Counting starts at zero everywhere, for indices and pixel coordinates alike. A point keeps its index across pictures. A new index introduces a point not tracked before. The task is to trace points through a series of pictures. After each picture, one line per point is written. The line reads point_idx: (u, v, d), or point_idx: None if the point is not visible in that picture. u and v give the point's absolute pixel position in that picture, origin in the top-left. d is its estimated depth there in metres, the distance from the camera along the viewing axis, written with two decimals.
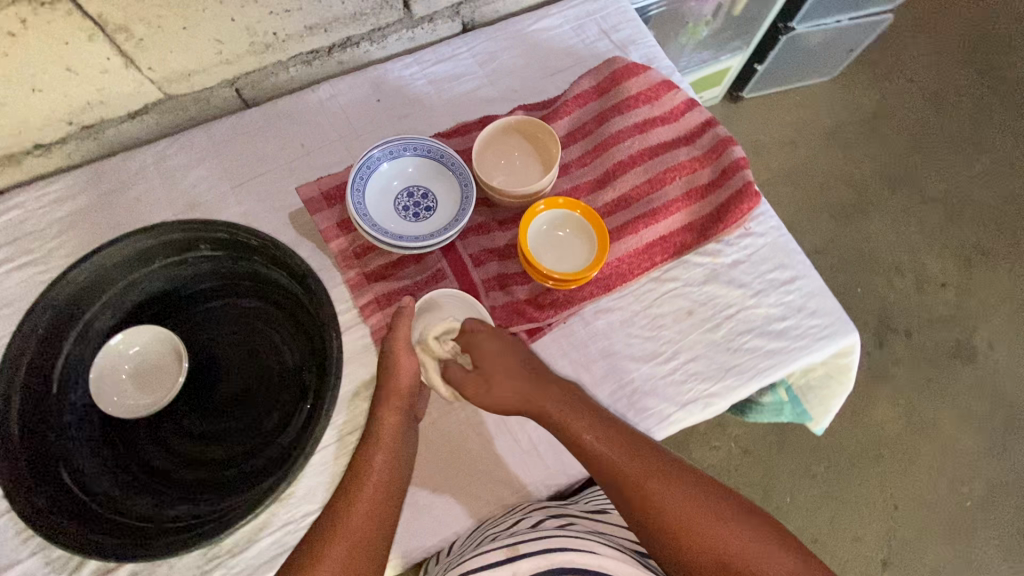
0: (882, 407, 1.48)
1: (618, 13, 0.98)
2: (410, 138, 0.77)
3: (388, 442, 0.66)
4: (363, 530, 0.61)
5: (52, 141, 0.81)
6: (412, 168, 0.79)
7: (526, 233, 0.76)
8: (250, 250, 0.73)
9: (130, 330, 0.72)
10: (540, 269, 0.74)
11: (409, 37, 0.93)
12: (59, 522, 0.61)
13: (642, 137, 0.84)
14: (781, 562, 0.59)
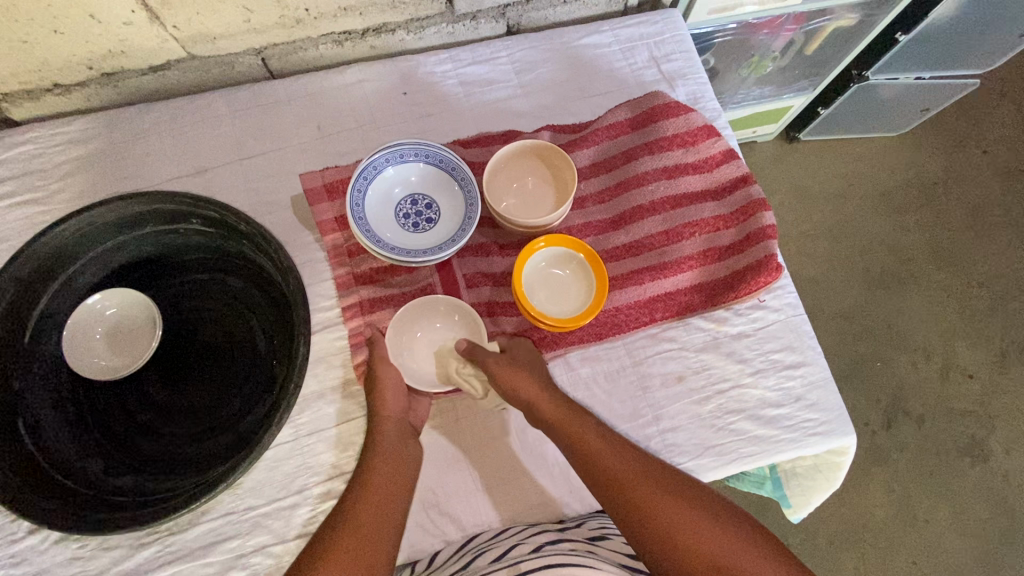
0: (873, 491, 1.41)
1: (674, 42, 0.91)
2: (419, 145, 0.73)
3: (393, 447, 0.66)
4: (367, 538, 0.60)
5: (71, 82, 0.80)
6: (416, 177, 0.75)
7: (521, 270, 0.72)
8: (240, 233, 0.71)
9: (106, 292, 0.71)
10: (529, 311, 0.70)
11: (447, 32, 0.89)
12: (5, 476, 0.61)
13: (669, 183, 0.79)
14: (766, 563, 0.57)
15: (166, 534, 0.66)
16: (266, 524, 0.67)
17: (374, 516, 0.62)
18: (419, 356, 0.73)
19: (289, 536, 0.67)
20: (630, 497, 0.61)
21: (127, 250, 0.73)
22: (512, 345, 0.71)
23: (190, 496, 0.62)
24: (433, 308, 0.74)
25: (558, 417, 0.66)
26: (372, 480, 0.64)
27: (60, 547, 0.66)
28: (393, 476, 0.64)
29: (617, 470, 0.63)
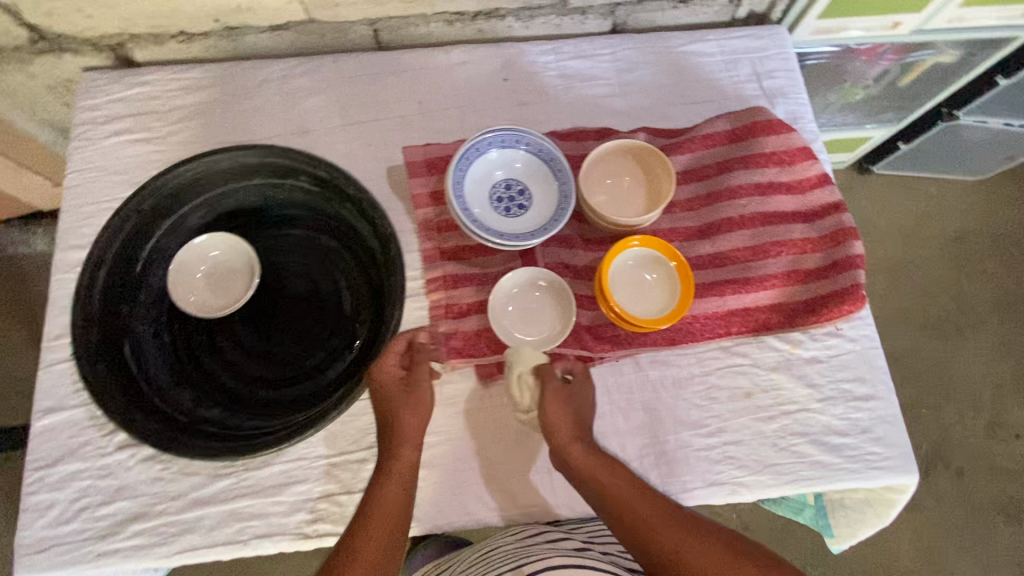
0: (900, 535, 1.39)
1: (779, 60, 0.91)
2: (526, 132, 0.74)
3: (399, 487, 0.64)
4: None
5: (196, 32, 0.84)
6: (519, 164, 0.77)
7: (611, 261, 0.73)
8: (344, 196, 0.74)
9: (214, 235, 0.74)
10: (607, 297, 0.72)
11: (555, 24, 0.90)
12: (112, 392, 0.65)
13: (761, 200, 0.79)
14: None
15: (241, 469, 0.70)
16: (333, 473, 0.70)
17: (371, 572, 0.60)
18: (509, 320, 0.75)
19: (353, 489, 0.70)
20: (676, 565, 0.59)
21: (234, 197, 0.76)
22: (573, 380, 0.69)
23: (277, 437, 0.66)
24: (533, 283, 0.76)
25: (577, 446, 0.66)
26: (372, 528, 0.62)
27: (145, 465, 0.70)
28: (394, 516, 0.63)
29: (658, 531, 0.61)
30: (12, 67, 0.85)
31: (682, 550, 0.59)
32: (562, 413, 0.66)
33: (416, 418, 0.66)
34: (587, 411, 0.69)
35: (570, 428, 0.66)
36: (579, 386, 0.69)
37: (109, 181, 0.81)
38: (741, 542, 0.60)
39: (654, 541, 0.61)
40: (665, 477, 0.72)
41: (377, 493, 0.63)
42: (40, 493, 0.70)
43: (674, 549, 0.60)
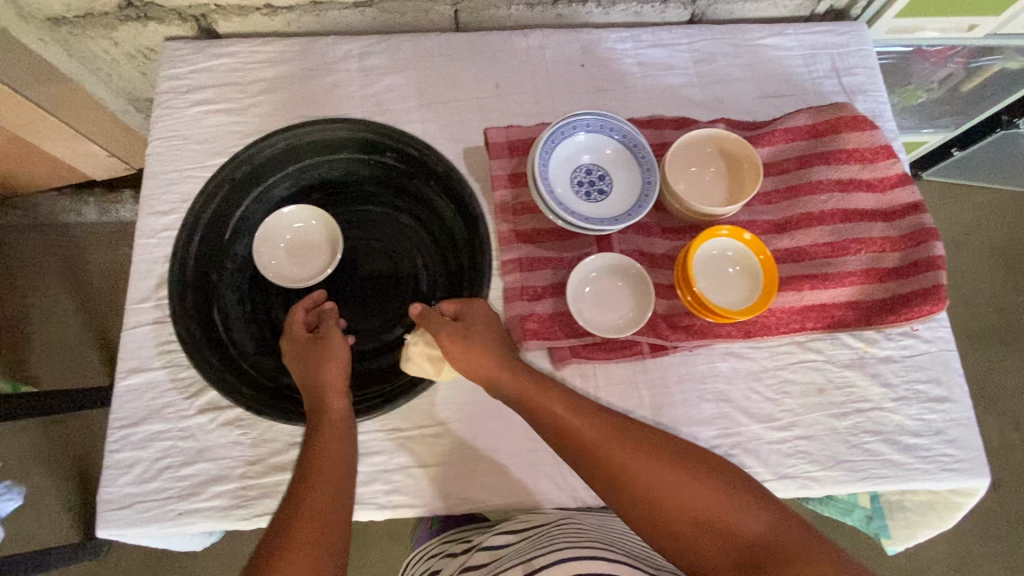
0: (936, 544, 1.38)
1: (858, 57, 0.90)
2: (620, 121, 0.74)
3: (337, 431, 0.62)
4: (315, 535, 0.54)
5: (281, 5, 0.84)
6: (609, 151, 0.76)
7: (698, 245, 0.73)
8: (429, 173, 0.75)
9: (301, 207, 0.75)
10: (687, 279, 0.72)
11: (635, 12, 0.89)
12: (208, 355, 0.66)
13: (841, 197, 0.78)
14: (707, 489, 0.56)
15: None
16: (409, 446, 0.72)
17: (319, 516, 0.56)
18: (584, 302, 0.75)
19: (428, 463, 0.71)
20: (627, 484, 0.58)
21: (319, 170, 0.77)
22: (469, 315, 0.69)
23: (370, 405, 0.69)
24: (614, 272, 0.76)
25: (501, 369, 0.66)
26: (319, 474, 0.59)
27: (225, 429, 0.72)
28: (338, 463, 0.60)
29: (605, 455, 0.60)
30: (98, 33, 0.86)
31: (631, 468, 0.58)
32: (477, 343, 0.67)
33: (332, 363, 0.65)
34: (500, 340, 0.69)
35: (487, 357, 0.66)
36: (474, 317, 0.69)
37: (191, 150, 0.82)
38: (675, 444, 0.61)
39: (606, 465, 0.60)
40: (737, 468, 0.72)
41: (320, 439, 0.61)
42: (124, 452, 0.71)
43: (625, 470, 0.58)
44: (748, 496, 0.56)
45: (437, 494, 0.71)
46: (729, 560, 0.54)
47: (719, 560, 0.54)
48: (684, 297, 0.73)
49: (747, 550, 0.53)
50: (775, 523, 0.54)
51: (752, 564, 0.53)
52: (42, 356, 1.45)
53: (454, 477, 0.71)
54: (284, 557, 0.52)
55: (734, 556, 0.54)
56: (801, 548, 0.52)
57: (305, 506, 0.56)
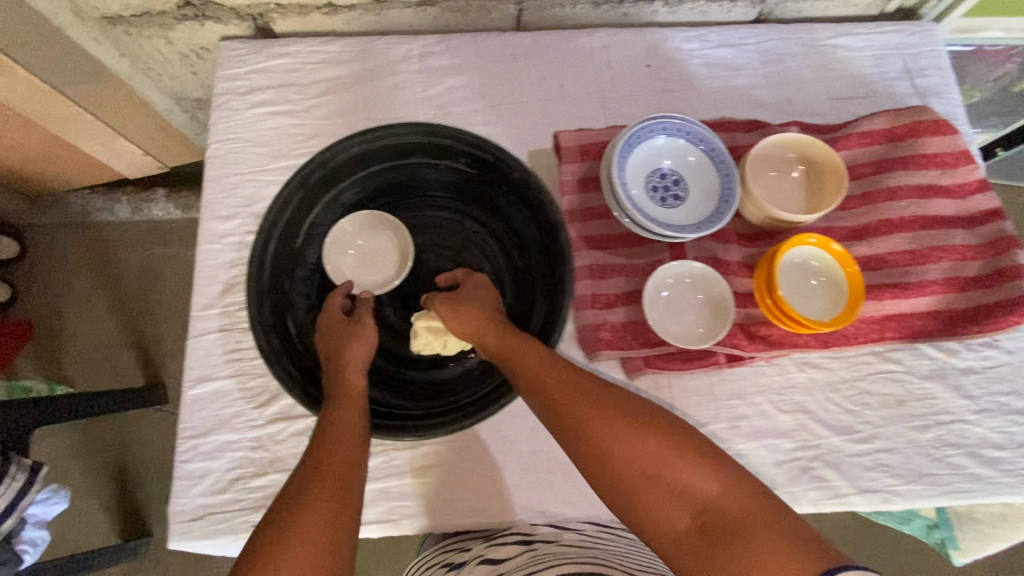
0: None
1: (930, 58, 0.88)
2: (708, 130, 0.72)
3: (354, 402, 0.60)
4: (334, 498, 0.51)
5: (343, 4, 0.82)
6: (692, 158, 0.74)
7: (786, 250, 0.70)
8: (504, 179, 0.73)
9: (372, 212, 0.73)
10: (774, 283, 0.69)
11: (701, 11, 0.87)
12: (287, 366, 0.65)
13: (921, 203, 0.76)
14: (672, 460, 0.50)
15: (393, 449, 0.71)
16: (483, 457, 0.71)
17: (337, 478, 0.53)
18: (660, 310, 0.73)
19: (504, 474, 0.71)
20: (579, 433, 0.54)
21: (388, 175, 0.75)
22: (470, 289, 0.68)
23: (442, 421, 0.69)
24: (691, 281, 0.73)
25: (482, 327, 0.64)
26: (330, 442, 0.56)
27: (297, 440, 0.71)
28: (352, 433, 0.58)
29: (563, 401, 0.55)
30: (153, 33, 0.84)
31: (585, 417, 0.54)
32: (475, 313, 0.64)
33: (359, 342, 0.64)
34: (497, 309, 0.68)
35: (478, 324, 0.64)
36: (479, 289, 0.69)
37: (252, 153, 0.80)
38: (637, 398, 0.56)
39: (561, 411, 0.55)
40: (817, 481, 0.71)
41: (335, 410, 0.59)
42: (195, 462, 0.70)
43: (579, 419, 0.54)
44: (715, 466, 0.50)
45: (512, 506, 0.70)
46: (678, 520, 0.49)
47: (666, 519, 0.49)
48: (766, 301, 0.71)
49: (698, 511, 0.48)
50: (736, 492, 0.49)
51: (702, 526, 0.48)
52: (75, 357, 1.41)
53: (528, 488, 0.70)
54: (291, 521, 0.48)
55: (686, 520, 0.49)
56: (757, 516, 0.47)
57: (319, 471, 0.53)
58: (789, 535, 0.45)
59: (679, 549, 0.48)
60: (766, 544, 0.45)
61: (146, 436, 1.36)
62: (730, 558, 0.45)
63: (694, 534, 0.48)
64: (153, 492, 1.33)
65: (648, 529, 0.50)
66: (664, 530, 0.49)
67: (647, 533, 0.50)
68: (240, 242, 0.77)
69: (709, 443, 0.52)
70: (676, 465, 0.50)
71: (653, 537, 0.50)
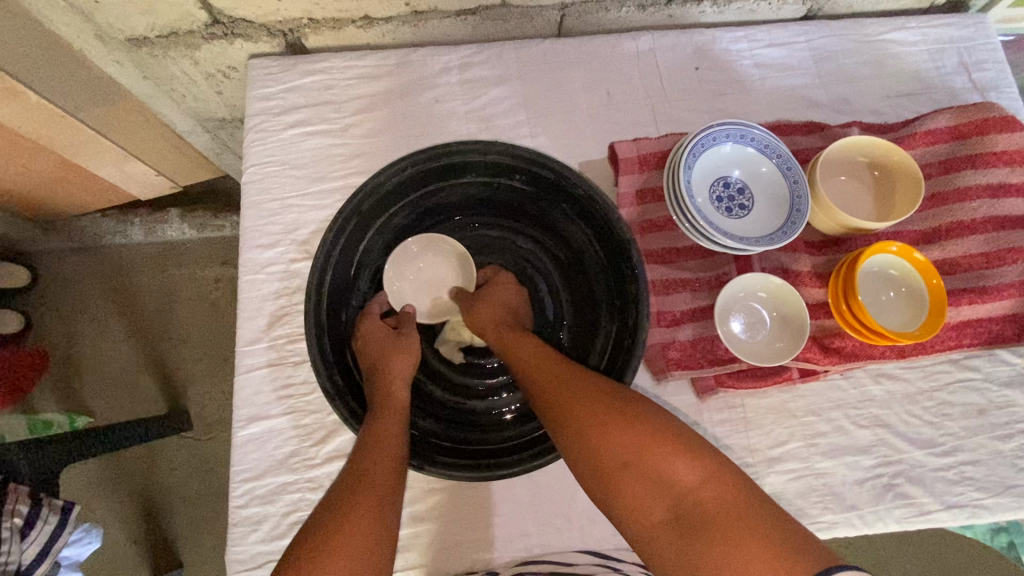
0: None
1: (986, 51, 0.85)
2: (782, 142, 0.69)
3: (396, 408, 0.60)
4: (374, 503, 0.51)
5: (380, 16, 0.78)
6: (763, 169, 0.71)
7: (867, 256, 0.67)
8: (563, 196, 0.70)
9: (430, 237, 0.71)
10: (854, 288, 0.66)
11: (749, 10, 0.84)
12: (352, 406, 0.63)
13: (993, 203, 0.73)
14: (654, 451, 0.51)
15: (458, 483, 0.67)
16: (553, 488, 0.68)
17: (379, 484, 0.53)
18: (731, 325, 0.70)
19: (575, 506, 0.67)
20: (566, 426, 0.55)
21: (439, 196, 0.72)
22: (491, 289, 0.69)
23: (513, 455, 0.65)
24: (763, 297, 0.70)
25: (487, 322, 0.65)
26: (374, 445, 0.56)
27: None
28: (394, 437, 0.57)
29: (553, 393, 0.57)
30: (179, 53, 0.80)
31: (571, 409, 0.55)
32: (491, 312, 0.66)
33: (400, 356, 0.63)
34: (522, 314, 0.68)
35: (492, 323, 0.65)
36: (507, 293, 0.69)
37: (291, 177, 0.77)
38: (627, 392, 0.57)
39: (552, 404, 0.57)
40: (902, 498, 0.68)
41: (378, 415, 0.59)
42: (250, 507, 0.66)
43: (567, 412, 0.55)
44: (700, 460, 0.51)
45: (585, 538, 0.67)
46: (656, 511, 0.50)
47: (645, 510, 0.50)
48: (841, 305, 0.68)
49: (675, 502, 0.49)
50: (718, 487, 0.49)
51: (678, 519, 0.48)
52: (95, 386, 1.36)
53: (601, 518, 0.67)
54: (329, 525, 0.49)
55: (664, 512, 0.49)
56: (735, 509, 0.47)
57: (361, 469, 0.53)
58: (765, 528, 0.45)
59: (656, 539, 0.49)
60: (741, 539, 0.45)
61: (170, 464, 1.32)
62: (701, 548, 0.46)
63: (670, 525, 0.49)
64: (183, 521, 1.29)
65: (627, 520, 0.51)
66: (642, 520, 0.50)
67: (625, 523, 0.51)
68: (284, 271, 0.73)
69: (698, 439, 0.53)
70: (658, 456, 0.51)
71: (630, 528, 0.51)
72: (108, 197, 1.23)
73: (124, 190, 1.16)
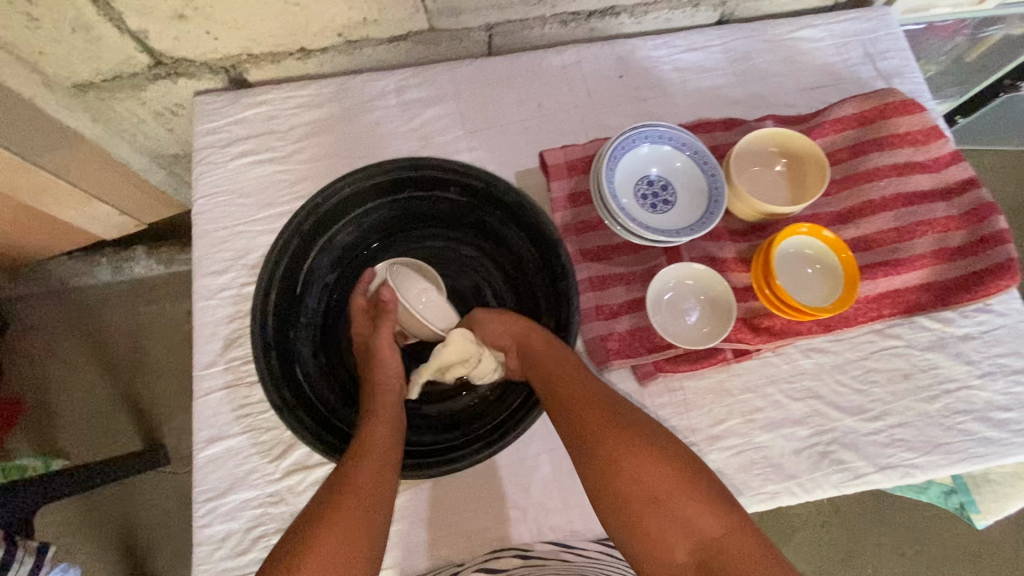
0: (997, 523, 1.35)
1: (889, 40, 0.91)
2: (693, 137, 0.74)
3: (388, 418, 0.63)
4: (358, 511, 0.55)
5: (315, 47, 0.82)
6: (679, 164, 0.76)
7: (779, 243, 0.72)
8: (497, 203, 0.74)
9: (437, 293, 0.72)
10: (771, 273, 0.71)
11: (666, 18, 0.90)
12: (303, 416, 0.65)
13: (899, 180, 0.79)
14: (684, 492, 0.57)
15: (416, 485, 0.70)
16: (506, 483, 0.71)
17: (365, 494, 0.56)
18: (665, 315, 0.74)
19: (530, 498, 0.70)
20: (599, 453, 0.59)
21: (381, 212, 0.76)
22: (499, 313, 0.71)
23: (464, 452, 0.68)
24: (693, 285, 0.75)
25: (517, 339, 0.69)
26: (364, 455, 0.59)
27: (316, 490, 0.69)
28: (384, 444, 0.61)
29: (588, 422, 0.61)
30: (125, 95, 0.84)
31: (606, 438, 0.60)
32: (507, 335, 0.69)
33: (382, 367, 0.67)
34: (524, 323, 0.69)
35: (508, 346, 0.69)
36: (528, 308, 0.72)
37: (239, 205, 0.80)
38: (656, 429, 0.62)
39: (586, 432, 0.61)
40: (838, 464, 0.72)
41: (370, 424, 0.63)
42: (213, 526, 0.68)
43: (602, 441, 0.60)
44: (720, 506, 0.57)
45: (541, 528, 0.69)
46: (676, 548, 0.55)
47: (664, 547, 0.56)
48: (765, 291, 0.72)
49: (697, 544, 0.55)
50: (736, 535, 0.55)
51: (697, 560, 0.55)
52: (70, 427, 1.36)
53: (555, 507, 0.70)
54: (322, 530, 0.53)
55: (683, 551, 0.55)
56: (748, 556, 0.54)
57: (349, 477, 0.57)
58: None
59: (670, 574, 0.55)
60: None
61: (151, 500, 1.32)
62: None
63: (688, 565, 0.55)
64: (167, 556, 1.29)
65: (644, 552, 0.56)
66: (656, 553, 0.56)
67: (639, 554, 0.57)
68: (237, 295, 0.76)
69: (717, 483, 0.59)
70: (689, 497, 0.57)
71: (645, 560, 0.56)
72: (72, 240, 1.26)
73: (88, 232, 1.18)
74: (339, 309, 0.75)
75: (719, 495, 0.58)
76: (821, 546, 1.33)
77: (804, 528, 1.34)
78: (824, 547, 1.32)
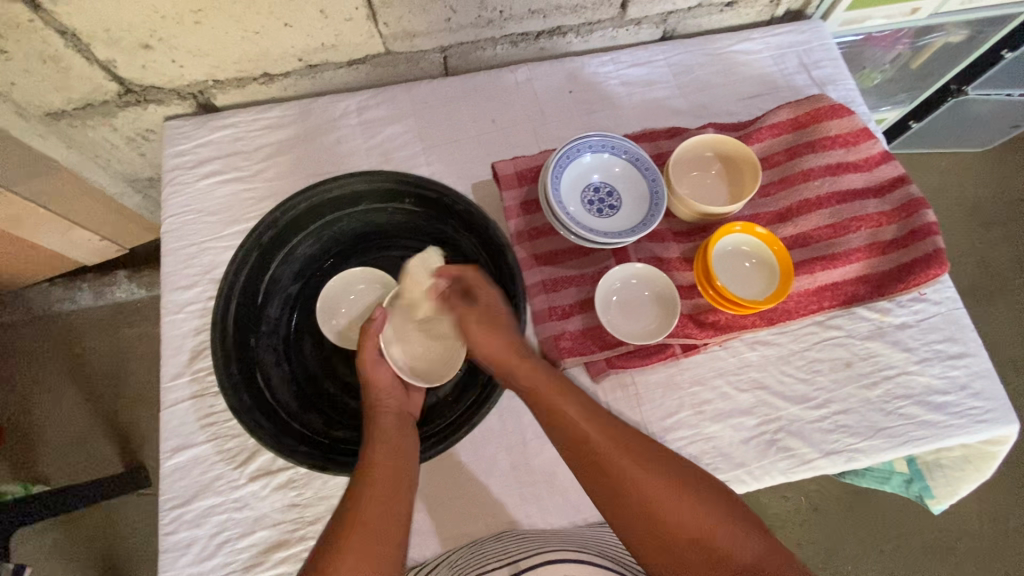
0: (971, 514, 1.37)
1: (822, 51, 0.97)
2: (627, 143, 0.78)
3: (392, 443, 0.66)
4: (371, 544, 0.59)
5: (278, 72, 0.87)
6: (618, 169, 0.80)
7: (715, 243, 0.76)
8: (449, 212, 0.77)
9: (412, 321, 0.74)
10: (709, 271, 0.75)
11: (612, 36, 0.95)
12: (261, 419, 0.68)
13: (833, 180, 0.83)
14: (719, 528, 0.60)
15: None
16: (465, 480, 0.73)
17: (375, 526, 0.60)
18: (614, 314, 0.77)
19: (489, 494, 0.72)
20: (631, 499, 0.61)
21: (340, 224, 0.80)
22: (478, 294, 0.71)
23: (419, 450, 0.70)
24: (640, 284, 0.78)
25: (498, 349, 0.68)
26: (371, 487, 0.62)
27: (280, 493, 0.71)
28: (390, 470, 0.63)
29: (615, 470, 0.62)
30: (98, 122, 0.88)
31: (636, 484, 0.61)
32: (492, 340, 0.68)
33: (377, 386, 0.69)
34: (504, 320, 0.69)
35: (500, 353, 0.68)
36: (487, 297, 0.70)
37: (205, 223, 0.83)
38: (678, 463, 0.63)
39: (612, 480, 0.62)
40: (784, 451, 0.74)
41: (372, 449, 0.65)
42: (179, 533, 0.70)
43: (632, 487, 0.61)
44: (746, 529, 0.60)
45: (501, 524, 0.71)
46: None
47: None
48: (706, 289, 0.76)
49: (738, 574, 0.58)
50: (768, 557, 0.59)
51: None
52: (50, 452, 1.37)
53: (513, 502, 0.72)
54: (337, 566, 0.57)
55: None
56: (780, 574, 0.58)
57: (360, 511, 0.61)
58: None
59: None
60: None
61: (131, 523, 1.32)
62: None
63: None
64: None
65: None
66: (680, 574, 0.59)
67: None
68: (203, 309, 0.79)
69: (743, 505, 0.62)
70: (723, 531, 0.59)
71: None
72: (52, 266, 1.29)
73: (67, 258, 1.21)
74: (300, 317, 0.78)
75: (744, 517, 0.61)
76: (800, 544, 1.35)
77: (783, 527, 1.36)
78: (803, 544, 1.34)
